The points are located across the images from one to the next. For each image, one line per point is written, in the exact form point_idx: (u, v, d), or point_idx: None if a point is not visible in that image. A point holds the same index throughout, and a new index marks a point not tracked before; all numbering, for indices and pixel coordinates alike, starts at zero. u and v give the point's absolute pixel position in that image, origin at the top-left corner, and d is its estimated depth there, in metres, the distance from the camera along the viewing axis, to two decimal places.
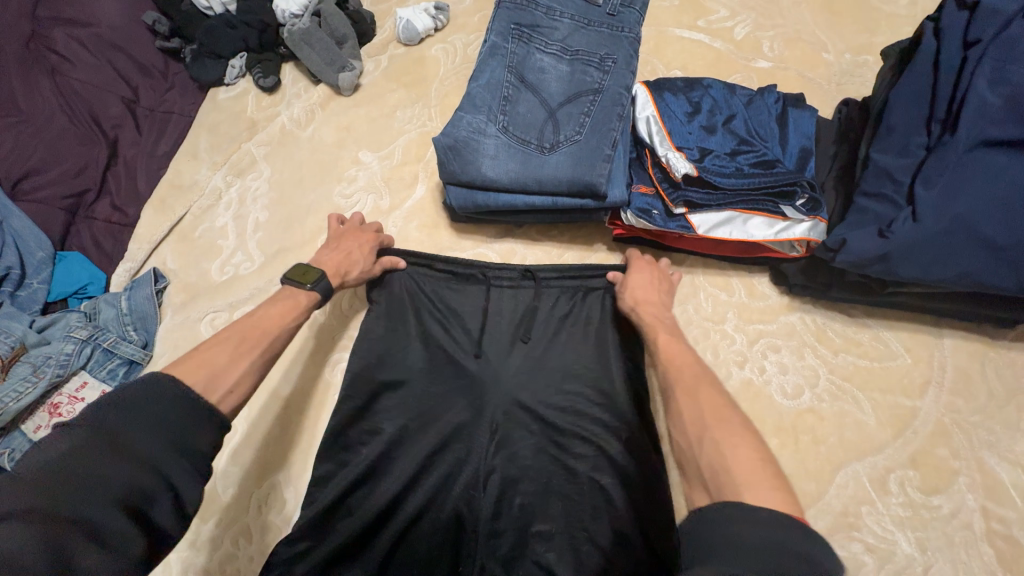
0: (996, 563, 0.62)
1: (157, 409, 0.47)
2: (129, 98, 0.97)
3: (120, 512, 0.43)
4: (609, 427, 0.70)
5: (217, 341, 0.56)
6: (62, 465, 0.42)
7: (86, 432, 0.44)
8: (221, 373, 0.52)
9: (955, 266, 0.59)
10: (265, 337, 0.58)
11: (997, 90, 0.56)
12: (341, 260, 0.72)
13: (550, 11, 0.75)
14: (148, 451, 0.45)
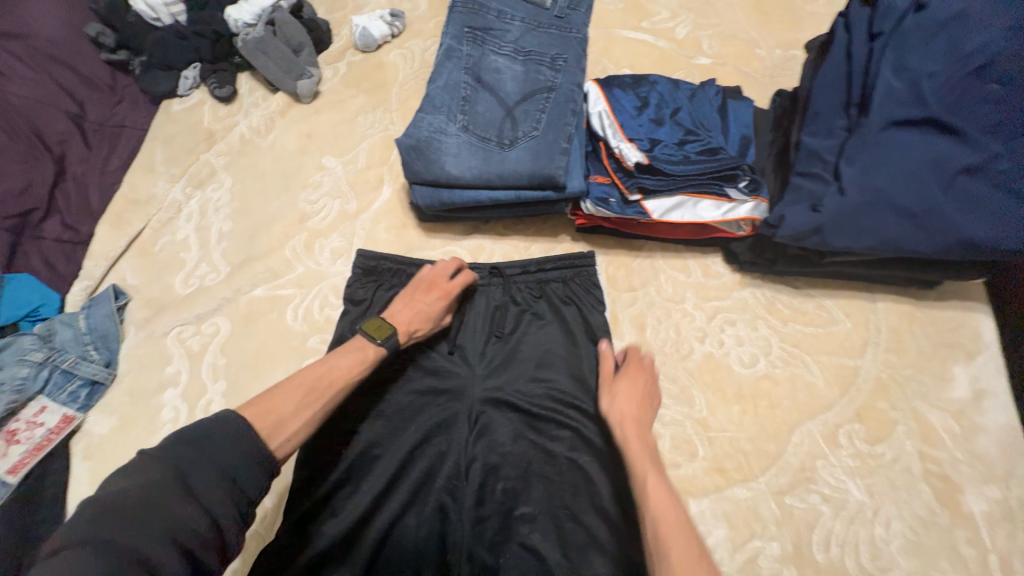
0: (934, 500, 0.69)
1: (224, 445, 0.51)
2: (75, 113, 0.93)
3: (171, 546, 0.45)
4: (581, 409, 0.73)
5: (288, 386, 0.60)
6: (139, 489, 0.47)
7: (165, 460, 0.49)
8: (279, 424, 0.57)
9: (879, 233, 0.65)
10: (329, 388, 0.62)
11: (900, 76, 0.65)
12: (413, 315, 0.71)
13: (501, 15, 0.78)
14: (208, 487, 0.49)
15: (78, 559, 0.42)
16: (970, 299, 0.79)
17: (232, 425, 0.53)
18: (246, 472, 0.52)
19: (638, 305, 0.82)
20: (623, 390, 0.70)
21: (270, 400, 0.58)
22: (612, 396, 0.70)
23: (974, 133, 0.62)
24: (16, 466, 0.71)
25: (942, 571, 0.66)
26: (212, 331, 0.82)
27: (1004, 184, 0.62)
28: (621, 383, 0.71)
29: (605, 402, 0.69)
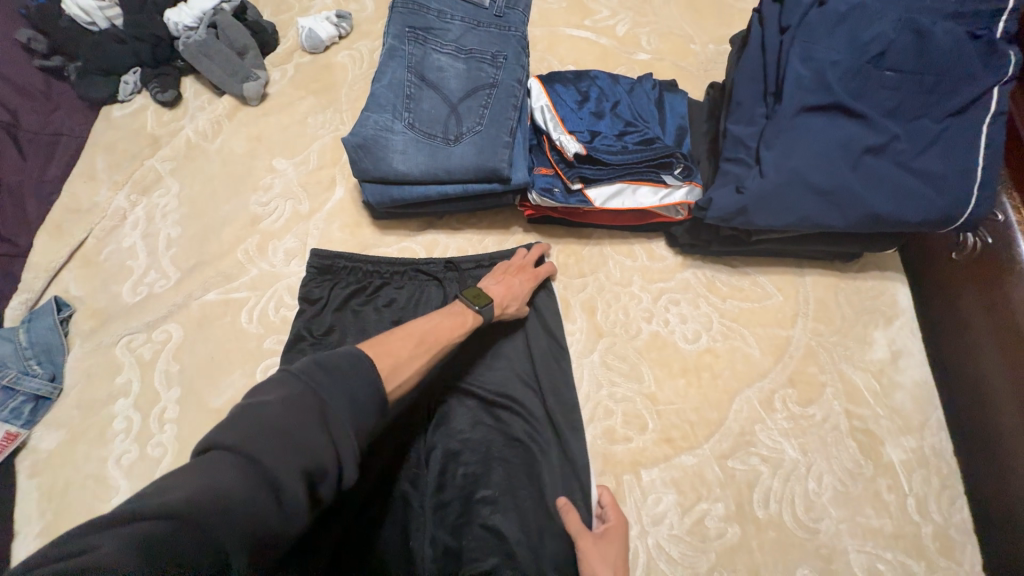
0: (859, 453, 0.75)
1: (352, 382, 0.51)
2: (7, 122, 0.91)
3: (300, 474, 0.44)
4: (537, 394, 0.76)
5: (400, 336, 0.62)
6: (272, 410, 0.47)
7: (301, 383, 0.49)
8: (399, 368, 0.59)
9: (798, 211, 0.71)
10: (437, 342, 0.64)
11: (807, 65, 0.70)
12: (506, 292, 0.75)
13: (442, 15, 0.81)
14: (338, 421, 0.48)
15: (226, 469, 0.42)
16: (887, 270, 0.87)
17: (366, 365, 0.53)
18: (363, 416, 0.51)
19: (589, 290, 0.86)
20: (614, 555, 0.65)
21: (388, 345, 0.60)
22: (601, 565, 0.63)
23: (874, 117, 0.69)
24: None
25: (867, 516, 0.72)
26: (164, 337, 0.81)
27: (903, 162, 0.69)
28: (609, 548, 0.65)
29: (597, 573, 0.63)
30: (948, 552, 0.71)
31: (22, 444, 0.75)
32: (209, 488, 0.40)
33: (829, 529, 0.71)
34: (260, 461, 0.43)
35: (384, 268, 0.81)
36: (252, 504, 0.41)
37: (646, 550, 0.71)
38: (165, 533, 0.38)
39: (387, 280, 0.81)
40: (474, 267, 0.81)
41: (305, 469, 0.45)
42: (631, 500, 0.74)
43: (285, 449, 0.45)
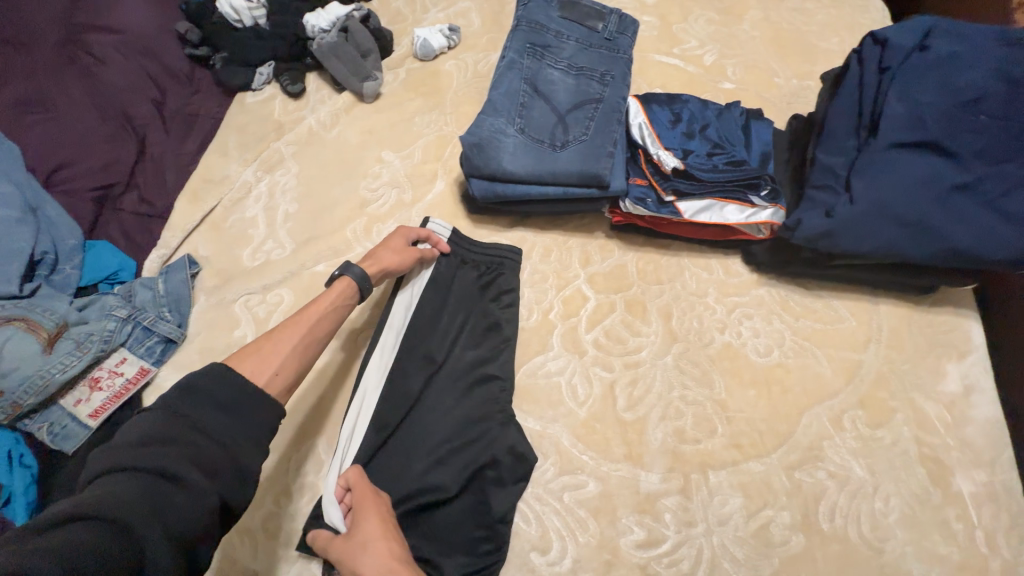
0: (928, 480, 0.77)
1: (222, 390, 0.56)
2: (157, 101, 1.04)
3: (197, 473, 0.51)
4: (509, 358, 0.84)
5: (270, 338, 0.65)
6: (150, 432, 0.52)
7: (169, 406, 0.54)
8: (269, 357, 0.63)
9: (884, 240, 0.74)
10: (307, 322, 0.67)
11: (903, 104, 0.75)
12: (383, 254, 0.78)
13: (558, 35, 0.89)
14: (223, 425, 0.55)
15: (122, 483, 0.47)
16: (962, 307, 0.89)
17: (222, 372, 0.58)
18: (256, 412, 0.58)
19: (665, 297, 0.91)
20: (365, 527, 0.61)
21: (254, 351, 0.63)
22: (363, 542, 0.60)
23: (965, 157, 0.73)
24: (95, 411, 0.78)
25: (934, 543, 0.73)
26: (277, 300, 0.90)
27: (991, 202, 0.72)
28: (358, 531, 0.61)
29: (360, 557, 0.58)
30: None
31: (150, 380, 0.84)
32: (111, 495, 0.46)
33: (894, 550, 0.73)
34: (147, 470, 0.49)
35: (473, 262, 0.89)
36: (155, 503, 0.47)
37: (711, 548, 0.74)
38: (88, 535, 0.42)
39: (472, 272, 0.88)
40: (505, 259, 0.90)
41: (195, 459, 0.52)
42: (698, 499, 0.77)
43: (173, 458, 0.51)
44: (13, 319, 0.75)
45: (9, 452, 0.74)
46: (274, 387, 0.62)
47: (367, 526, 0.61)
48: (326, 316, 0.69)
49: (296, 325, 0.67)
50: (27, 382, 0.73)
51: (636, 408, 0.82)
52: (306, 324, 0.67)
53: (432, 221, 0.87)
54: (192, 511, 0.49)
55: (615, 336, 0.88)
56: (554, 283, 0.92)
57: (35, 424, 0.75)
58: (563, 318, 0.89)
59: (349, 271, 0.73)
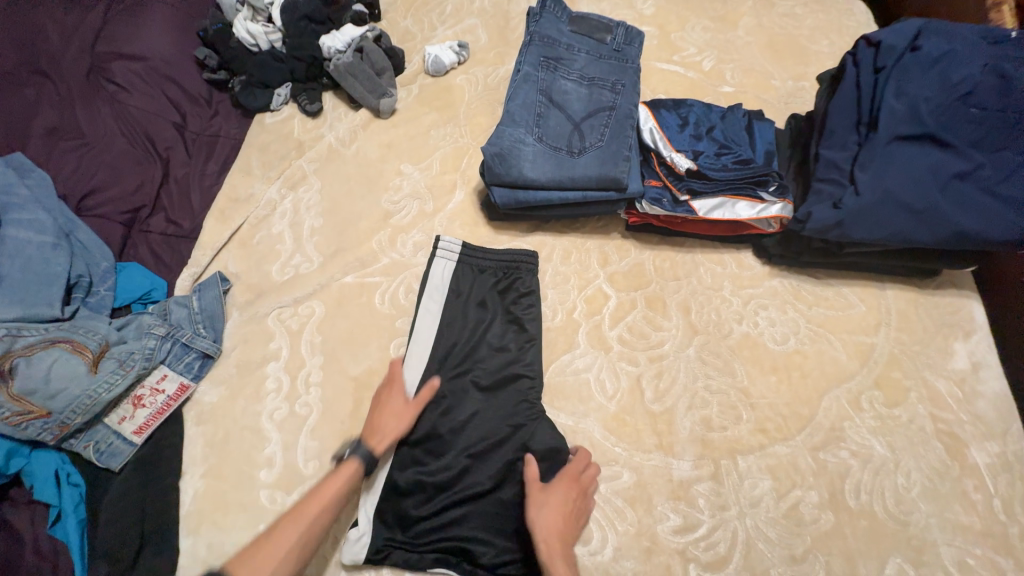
0: (945, 454, 0.80)
1: None
2: (178, 123, 1.07)
3: None
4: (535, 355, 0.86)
5: (276, 534, 0.65)
6: None
7: None
8: (267, 557, 0.63)
9: (889, 227, 0.79)
10: (312, 513, 0.67)
11: (900, 100, 0.80)
12: (381, 421, 0.77)
13: (569, 48, 0.95)
14: None
15: None
16: (963, 288, 0.93)
17: None
18: None
19: (683, 292, 0.94)
20: (556, 498, 0.74)
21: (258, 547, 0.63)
22: (543, 505, 0.73)
23: (961, 147, 0.78)
24: (139, 428, 0.80)
25: (956, 513, 0.77)
26: (309, 312, 0.92)
27: (987, 187, 0.77)
28: (551, 492, 0.74)
29: (536, 513, 0.72)
30: None
31: (189, 397, 0.86)
32: None
33: (919, 522, 0.77)
34: None
35: (493, 265, 0.91)
36: None
37: (745, 530, 0.77)
38: None
39: (491, 276, 0.91)
40: (523, 261, 0.91)
41: None
42: (729, 483, 0.80)
43: None
44: (59, 341, 0.77)
45: (57, 472, 0.77)
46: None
47: (556, 497, 0.74)
48: (332, 500, 0.69)
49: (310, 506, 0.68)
50: (75, 402, 0.75)
51: (664, 399, 0.86)
52: (315, 511, 0.68)
53: (443, 240, 0.92)
54: None
55: (638, 331, 0.91)
56: (576, 283, 0.95)
57: (80, 444, 0.77)
58: (588, 317, 0.92)
59: (356, 452, 0.73)
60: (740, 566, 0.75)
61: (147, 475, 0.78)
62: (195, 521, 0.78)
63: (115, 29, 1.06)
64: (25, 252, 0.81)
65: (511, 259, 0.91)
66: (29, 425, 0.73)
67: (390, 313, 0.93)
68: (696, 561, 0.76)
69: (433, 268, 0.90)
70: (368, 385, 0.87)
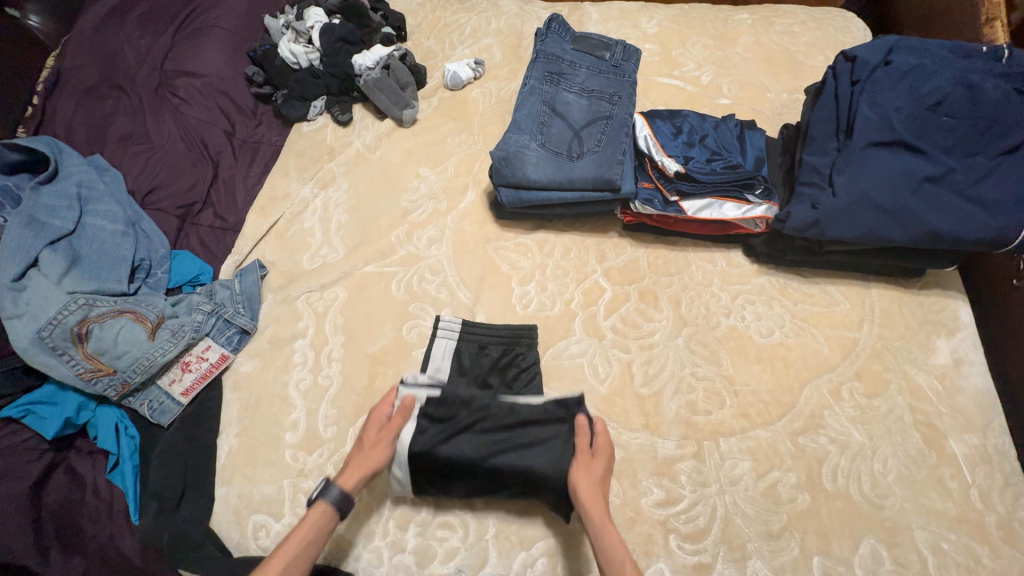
0: (923, 443, 0.84)
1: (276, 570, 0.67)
2: (228, 131, 1.21)
3: None
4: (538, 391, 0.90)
5: None
6: None
7: None
8: None
9: (864, 226, 0.85)
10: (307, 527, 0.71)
11: (874, 110, 0.86)
12: (358, 460, 0.78)
13: (572, 64, 1.05)
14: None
15: None
16: (949, 289, 0.97)
17: None
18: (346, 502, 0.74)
19: (674, 287, 1.01)
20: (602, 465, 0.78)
21: None
22: (589, 472, 0.77)
23: (932, 153, 0.84)
24: (185, 391, 0.93)
25: (931, 499, 0.80)
26: (334, 296, 1.04)
27: (960, 190, 0.82)
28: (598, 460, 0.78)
29: (576, 481, 0.76)
30: (1013, 540, 0.77)
31: (227, 367, 0.98)
32: None
33: (894, 506, 0.80)
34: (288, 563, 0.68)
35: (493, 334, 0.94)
36: None
37: (724, 505, 0.82)
38: None
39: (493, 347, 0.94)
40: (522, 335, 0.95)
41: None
42: (711, 462, 0.85)
43: None
44: (125, 311, 0.90)
45: (117, 424, 0.89)
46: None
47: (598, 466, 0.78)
48: (312, 539, 0.71)
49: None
50: (135, 363, 0.87)
51: (652, 383, 0.92)
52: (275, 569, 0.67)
53: (443, 320, 0.95)
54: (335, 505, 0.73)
55: (631, 321, 0.99)
56: (574, 277, 1.04)
57: (137, 401, 0.90)
58: (584, 307, 1.00)
59: (326, 495, 0.73)
60: (718, 539, 0.80)
61: (189, 431, 0.90)
62: (229, 472, 0.89)
63: (180, 51, 1.23)
64: (101, 237, 0.96)
65: (505, 330, 0.95)
66: (98, 381, 0.86)
67: (404, 300, 1.03)
68: (676, 532, 0.81)
69: (434, 349, 0.93)
70: (383, 362, 0.97)
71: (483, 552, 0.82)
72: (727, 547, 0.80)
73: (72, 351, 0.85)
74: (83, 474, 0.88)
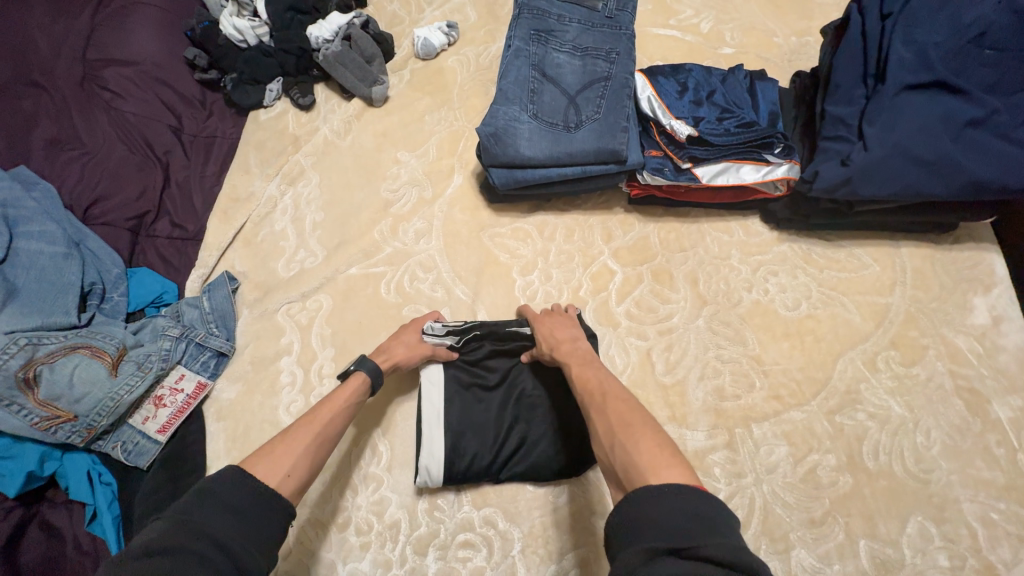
0: (966, 410, 0.79)
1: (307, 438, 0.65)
2: (175, 126, 1.06)
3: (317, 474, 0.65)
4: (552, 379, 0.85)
5: (286, 445, 0.64)
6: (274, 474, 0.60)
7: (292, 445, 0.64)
8: (280, 458, 0.62)
9: (900, 182, 0.77)
10: (335, 400, 0.71)
11: (909, 47, 0.76)
12: (393, 344, 0.80)
13: (561, 19, 0.92)
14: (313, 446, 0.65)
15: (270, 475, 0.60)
16: (982, 241, 0.90)
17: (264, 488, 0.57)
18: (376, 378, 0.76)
19: (690, 263, 0.93)
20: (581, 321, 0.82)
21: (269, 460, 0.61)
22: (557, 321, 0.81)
23: (975, 93, 0.75)
24: (162, 427, 0.83)
25: (978, 468, 0.76)
26: (317, 305, 0.93)
27: (1005, 133, 0.74)
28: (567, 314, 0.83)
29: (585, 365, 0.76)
30: None
31: (207, 395, 0.88)
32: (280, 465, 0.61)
33: (940, 479, 0.76)
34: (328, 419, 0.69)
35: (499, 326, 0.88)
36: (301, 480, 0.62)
37: (763, 495, 0.77)
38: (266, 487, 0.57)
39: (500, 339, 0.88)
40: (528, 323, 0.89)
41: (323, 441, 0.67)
42: (745, 451, 0.80)
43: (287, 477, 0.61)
44: (78, 347, 0.79)
45: (89, 471, 0.81)
46: (287, 488, 0.60)
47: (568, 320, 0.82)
48: (343, 406, 0.71)
49: (306, 426, 0.67)
50: (99, 405, 0.77)
51: (675, 371, 0.85)
52: (319, 422, 0.68)
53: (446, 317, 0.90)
54: (369, 371, 0.75)
55: (646, 305, 0.90)
56: (580, 261, 0.94)
57: (108, 445, 0.80)
58: (594, 294, 0.92)
59: (361, 367, 0.75)
60: (759, 531, 0.75)
61: (171, 472, 0.81)
62: None
63: (104, 35, 1.06)
64: (38, 263, 0.83)
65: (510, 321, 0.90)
66: (58, 429, 0.76)
67: (396, 302, 0.93)
68: None
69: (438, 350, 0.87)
70: None
71: (510, 569, 0.76)
72: (769, 539, 0.75)
73: (22, 401, 0.75)
74: (61, 529, 0.78)
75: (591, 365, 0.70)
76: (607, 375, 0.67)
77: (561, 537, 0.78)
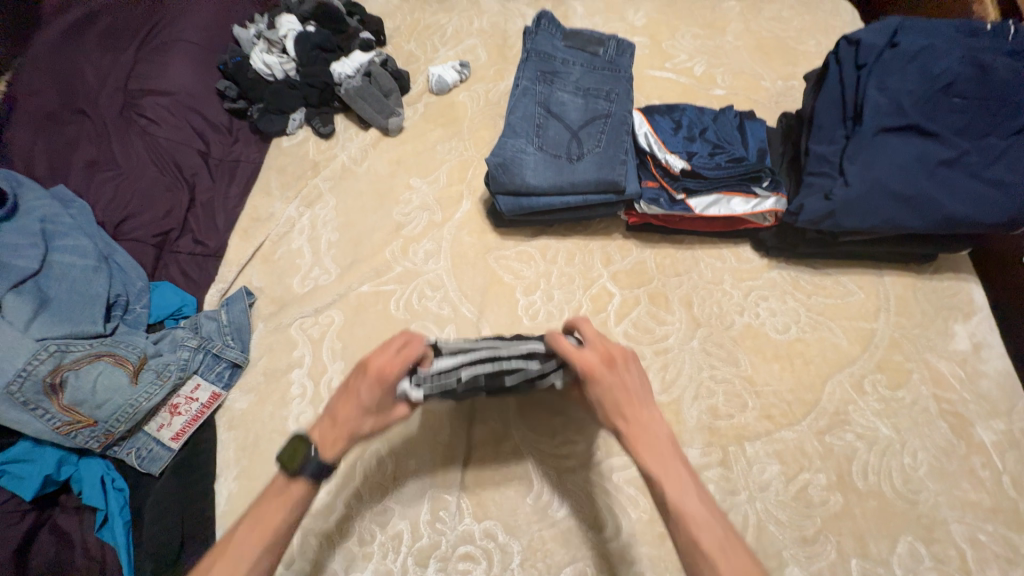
0: (951, 433, 0.82)
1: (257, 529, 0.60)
2: (203, 151, 1.14)
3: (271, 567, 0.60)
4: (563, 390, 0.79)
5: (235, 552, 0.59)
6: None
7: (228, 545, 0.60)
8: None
9: (881, 215, 0.82)
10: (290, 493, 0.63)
11: (883, 94, 0.83)
12: (351, 412, 0.65)
13: (565, 62, 1.01)
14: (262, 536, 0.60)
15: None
16: (961, 271, 0.96)
17: None
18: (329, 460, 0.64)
19: (685, 287, 0.98)
20: (625, 385, 0.63)
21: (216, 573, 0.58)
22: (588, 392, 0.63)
23: (945, 136, 0.81)
24: (175, 434, 0.86)
25: (965, 490, 0.78)
26: (330, 320, 0.98)
27: (975, 172, 0.80)
28: (612, 375, 0.63)
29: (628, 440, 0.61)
30: None
31: (220, 404, 0.92)
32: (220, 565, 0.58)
33: (928, 500, 0.78)
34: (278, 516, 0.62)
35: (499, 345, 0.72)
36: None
37: (756, 513, 0.79)
38: None
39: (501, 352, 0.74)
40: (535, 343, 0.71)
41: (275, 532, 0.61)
42: (738, 469, 0.82)
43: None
44: (102, 354, 0.83)
45: (103, 476, 0.83)
46: None
47: (603, 383, 0.63)
48: (295, 503, 0.63)
49: (257, 531, 0.60)
50: (119, 411, 0.81)
51: (671, 390, 0.89)
52: (274, 523, 0.61)
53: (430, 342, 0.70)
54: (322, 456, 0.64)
55: (643, 326, 0.95)
56: (581, 283, 1.00)
57: (124, 450, 0.83)
58: (594, 315, 0.96)
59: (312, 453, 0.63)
60: (753, 549, 0.77)
61: (183, 479, 0.83)
62: (230, 519, 0.82)
63: (145, 68, 1.15)
64: (70, 275, 0.88)
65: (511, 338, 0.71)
66: (78, 433, 0.80)
67: (404, 318, 0.98)
68: None
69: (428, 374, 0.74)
70: None
71: None
72: (763, 557, 0.77)
73: (46, 405, 0.78)
74: (72, 533, 0.80)
75: (675, 457, 0.59)
76: (692, 481, 0.58)
77: (560, 551, 0.79)
